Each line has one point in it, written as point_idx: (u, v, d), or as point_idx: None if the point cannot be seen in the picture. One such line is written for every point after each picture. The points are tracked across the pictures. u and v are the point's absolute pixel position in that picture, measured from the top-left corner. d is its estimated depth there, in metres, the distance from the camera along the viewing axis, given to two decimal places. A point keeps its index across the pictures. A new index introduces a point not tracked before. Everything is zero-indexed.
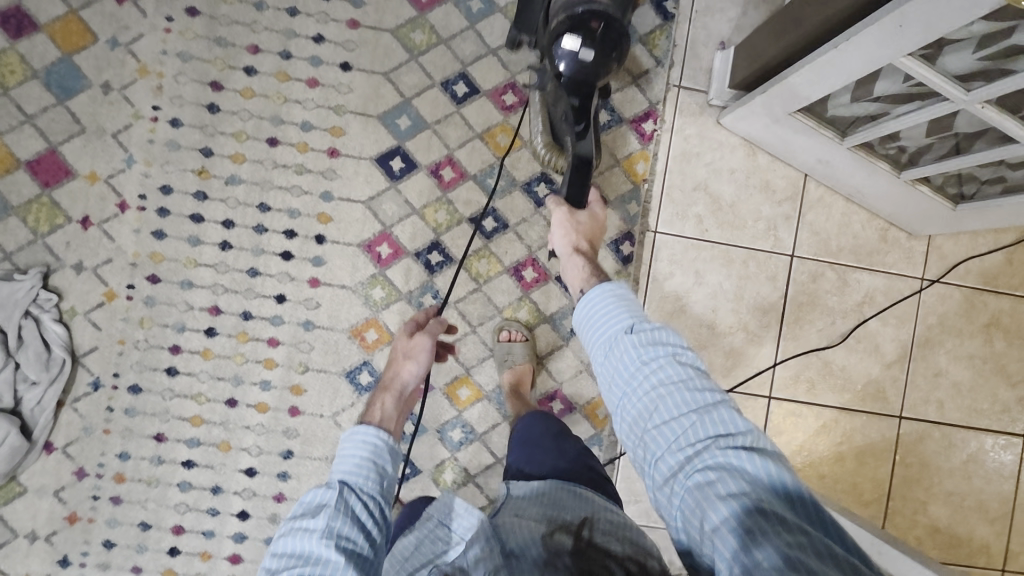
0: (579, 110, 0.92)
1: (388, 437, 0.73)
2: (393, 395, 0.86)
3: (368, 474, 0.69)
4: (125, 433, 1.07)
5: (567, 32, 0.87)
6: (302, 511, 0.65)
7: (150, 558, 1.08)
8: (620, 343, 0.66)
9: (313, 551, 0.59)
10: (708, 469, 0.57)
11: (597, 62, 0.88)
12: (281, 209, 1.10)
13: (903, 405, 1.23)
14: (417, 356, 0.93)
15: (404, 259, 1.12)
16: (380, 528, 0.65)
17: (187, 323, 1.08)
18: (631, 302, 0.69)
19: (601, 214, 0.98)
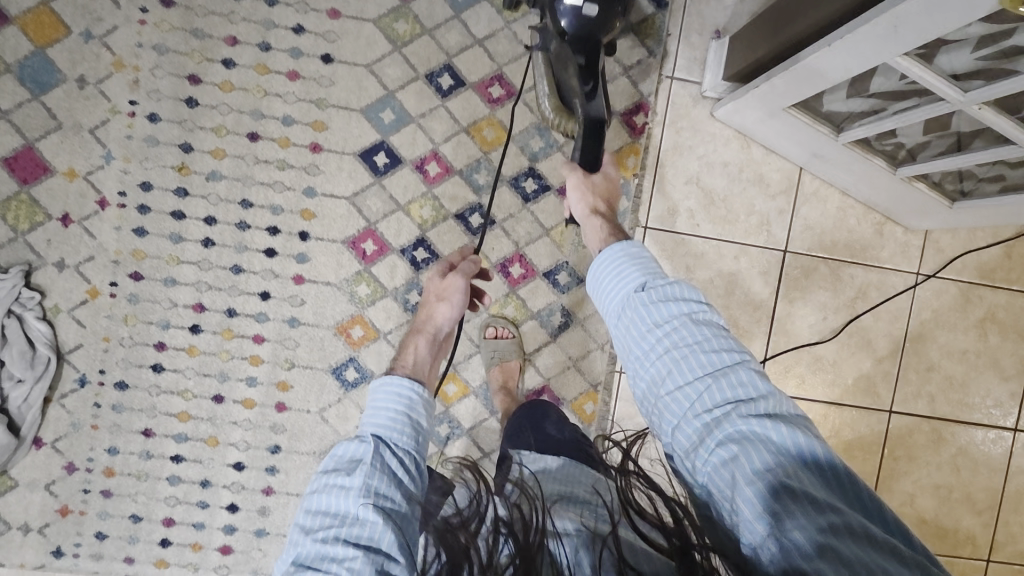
0: (585, 66, 0.85)
1: (423, 388, 0.73)
2: (427, 337, 0.88)
3: (403, 430, 0.69)
4: (113, 428, 1.08)
5: None
6: (336, 465, 0.65)
7: (142, 548, 1.10)
8: (635, 304, 0.66)
9: (349, 511, 0.59)
10: (729, 441, 0.55)
11: (602, 15, 0.84)
12: (264, 205, 1.08)
13: (894, 400, 1.22)
14: (450, 299, 0.91)
15: (390, 255, 1.10)
16: (415, 485, 0.65)
17: (171, 320, 1.08)
18: (643, 259, 0.69)
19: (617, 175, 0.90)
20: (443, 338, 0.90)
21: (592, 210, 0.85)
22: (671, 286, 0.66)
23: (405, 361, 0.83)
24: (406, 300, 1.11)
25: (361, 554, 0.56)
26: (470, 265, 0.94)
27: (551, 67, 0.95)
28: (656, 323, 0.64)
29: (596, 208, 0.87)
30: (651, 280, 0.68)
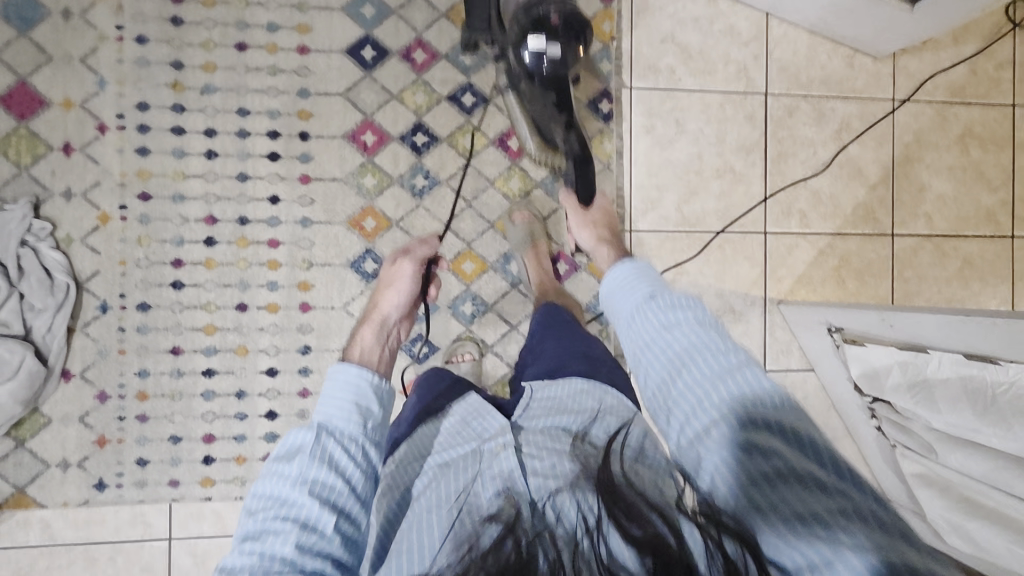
0: (559, 104, 0.94)
1: (372, 375, 0.72)
2: (374, 325, 0.85)
3: (352, 417, 0.67)
4: (141, 351, 1.08)
5: (530, 33, 0.87)
6: (285, 450, 0.63)
7: (185, 470, 1.09)
8: (643, 312, 0.69)
9: (288, 494, 0.58)
10: (725, 441, 0.54)
11: (564, 56, 0.88)
12: (261, 111, 1.10)
13: (894, 224, 1.26)
14: (398, 286, 0.91)
15: (391, 144, 1.13)
16: (364, 474, 0.64)
17: (185, 236, 1.09)
18: (651, 277, 0.74)
19: (609, 205, 1.06)
20: (393, 324, 0.87)
21: (599, 239, 1.00)
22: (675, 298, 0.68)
23: (350, 354, 0.79)
24: (412, 185, 1.13)
25: (294, 535, 0.55)
26: (427, 247, 0.95)
27: (525, 106, 1.03)
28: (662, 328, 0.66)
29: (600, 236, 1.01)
30: (656, 293, 0.71)
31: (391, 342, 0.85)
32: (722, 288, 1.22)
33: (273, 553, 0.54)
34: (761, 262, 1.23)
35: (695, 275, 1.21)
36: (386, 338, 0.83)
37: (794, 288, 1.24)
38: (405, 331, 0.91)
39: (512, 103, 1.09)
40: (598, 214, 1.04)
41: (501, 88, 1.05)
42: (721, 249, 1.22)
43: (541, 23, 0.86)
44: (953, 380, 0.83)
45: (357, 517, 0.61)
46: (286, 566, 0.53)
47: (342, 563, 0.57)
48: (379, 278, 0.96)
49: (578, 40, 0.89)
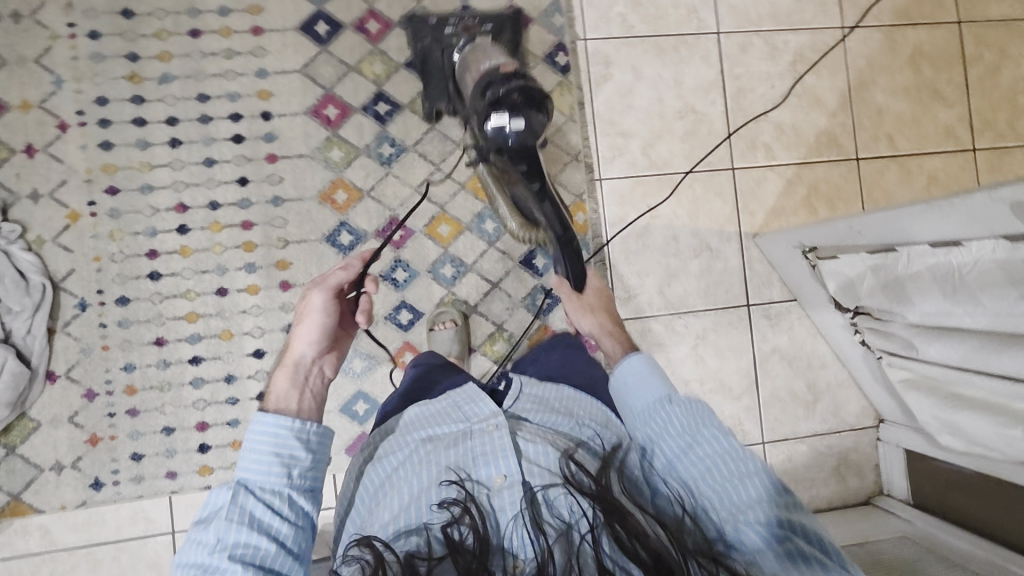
0: (530, 173, 0.85)
1: (294, 421, 0.73)
2: (288, 368, 0.80)
3: (272, 469, 0.70)
4: (125, 345, 1.08)
5: (492, 110, 0.80)
6: (206, 514, 0.68)
7: (182, 460, 1.08)
8: (665, 414, 0.74)
9: (208, 560, 0.63)
10: (755, 528, 0.61)
11: (530, 129, 0.81)
12: (221, 95, 1.11)
13: (858, 147, 1.28)
14: (308, 321, 0.82)
15: (353, 115, 1.13)
16: (288, 522, 0.68)
17: (157, 226, 1.09)
18: (662, 375, 0.79)
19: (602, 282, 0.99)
20: (311, 363, 0.81)
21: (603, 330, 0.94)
22: (696, 407, 0.74)
23: (267, 403, 0.78)
24: (380, 154, 1.14)
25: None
26: (337, 272, 0.82)
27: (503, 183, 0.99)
28: (688, 435, 0.72)
29: (605, 326, 0.94)
30: (674, 393, 0.77)
31: (311, 382, 0.81)
32: (697, 227, 1.23)
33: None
34: (732, 197, 1.24)
35: (669, 216, 1.23)
36: (303, 385, 0.79)
37: (767, 219, 1.25)
38: (332, 363, 0.84)
39: (488, 178, 1.06)
40: (594, 299, 0.96)
41: (473, 165, 1.02)
42: (691, 188, 1.23)
43: (502, 100, 0.80)
44: (923, 272, 0.84)
45: (288, 570, 0.66)
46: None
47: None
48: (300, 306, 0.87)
49: (542, 110, 0.82)
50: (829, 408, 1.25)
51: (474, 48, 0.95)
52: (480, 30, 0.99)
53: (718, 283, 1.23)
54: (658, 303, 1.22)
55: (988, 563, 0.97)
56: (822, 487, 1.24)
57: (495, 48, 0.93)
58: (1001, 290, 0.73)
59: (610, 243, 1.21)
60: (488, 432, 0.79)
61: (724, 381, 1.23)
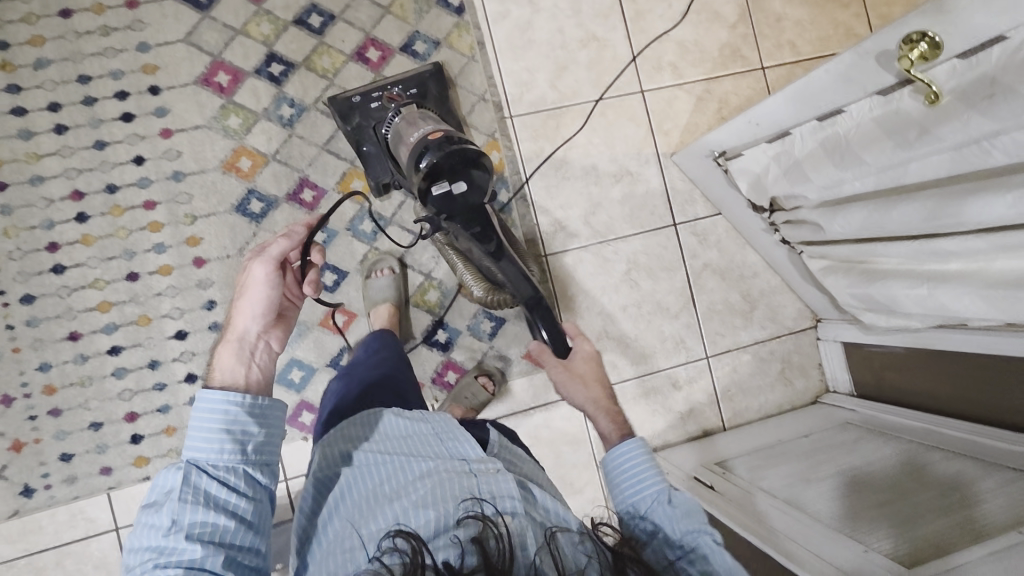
0: (483, 234, 0.84)
1: (244, 396, 0.59)
2: (231, 347, 0.66)
3: (224, 445, 0.56)
4: (37, 344, 1.03)
5: (430, 183, 0.77)
6: (156, 494, 0.55)
7: (115, 454, 1.05)
8: (663, 514, 0.67)
9: (162, 545, 0.52)
10: None
11: (474, 187, 0.79)
12: (103, 74, 1.06)
13: (763, 56, 1.29)
14: (251, 292, 0.69)
15: (246, 80, 1.10)
16: (250, 501, 0.56)
17: (54, 218, 1.04)
18: (656, 468, 0.72)
19: (588, 347, 0.97)
20: (257, 338, 0.68)
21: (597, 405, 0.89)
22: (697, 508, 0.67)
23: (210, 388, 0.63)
24: (280, 116, 1.11)
25: None
26: (278, 237, 0.70)
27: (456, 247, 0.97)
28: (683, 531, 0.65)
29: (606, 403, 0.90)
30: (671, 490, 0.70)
31: (261, 360, 0.67)
32: (614, 153, 1.23)
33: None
34: (645, 119, 1.25)
35: (584, 146, 1.22)
36: (251, 360, 0.66)
37: (683, 138, 1.26)
38: (281, 338, 0.71)
39: (447, 246, 1.07)
40: (581, 365, 0.95)
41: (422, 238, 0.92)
42: (603, 115, 1.23)
43: (435, 170, 0.77)
44: (815, 148, 0.86)
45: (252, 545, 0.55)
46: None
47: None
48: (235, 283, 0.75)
49: (483, 167, 0.79)
50: (766, 314, 1.27)
51: (404, 117, 0.96)
52: (403, 98, 1.05)
53: (642, 207, 1.24)
54: (586, 234, 1.21)
55: (920, 429, 1.01)
56: (769, 393, 1.26)
57: (423, 112, 0.96)
58: (879, 145, 0.75)
59: (531, 179, 1.20)
60: (492, 474, 0.67)
61: (660, 303, 1.23)
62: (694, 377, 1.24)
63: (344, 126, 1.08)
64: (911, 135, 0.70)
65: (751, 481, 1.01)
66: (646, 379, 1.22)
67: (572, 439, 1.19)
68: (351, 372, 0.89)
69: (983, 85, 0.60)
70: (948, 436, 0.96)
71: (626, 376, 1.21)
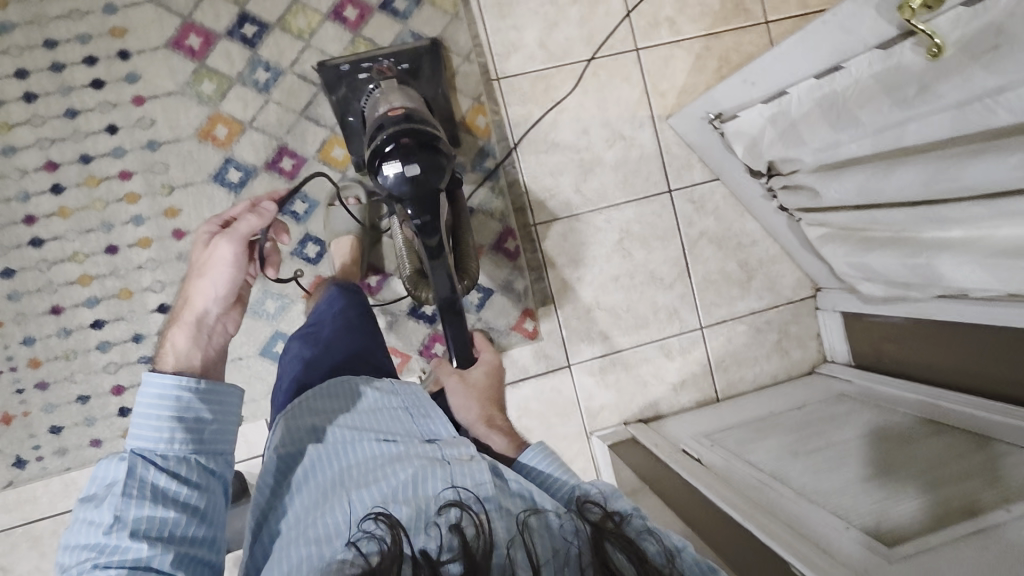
0: (426, 226, 0.76)
1: (197, 382, 0.60)
2: (188, 327, 0.68)
3: (175, 435, 0.58)
4: (20, 318, 1.02)
5: (382, 161, 0.73)
6: (97, 488, 0.56)
7: (104, 427, 1.05)
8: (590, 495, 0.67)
9: (104, 543, 0.52)
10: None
11: (427, 170, 0.73)
12: (69, 38, 1.02)
13: (767, 10, 1.22)
14: (212, 274, 0.71)
15: (219, 43, 1.06)
16: (199, 491, 0.58)
17: (29, 189, 1.02)
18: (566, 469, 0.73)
19: (492, 358, 0.95)
20: (215, 320, 0.70)
21: (489, 420, 0.86)
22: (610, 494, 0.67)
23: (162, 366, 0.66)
24: (256, 81, 1.07)
25: None
26: (249, 220, 0.72)
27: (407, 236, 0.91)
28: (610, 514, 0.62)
29: (489, 417, 0.87)
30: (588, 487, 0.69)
31: (216, 343, 0.69)
32: (606, 116, 1.18)
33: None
34: (640, 79, 1.18)
35: (576, 109, 1.17)
36: (207, 342, 0.68)
37: (680, 99, 1.20)
38: (237, 322, 0.73)
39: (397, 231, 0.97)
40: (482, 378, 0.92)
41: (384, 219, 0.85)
42: (596, 76, 1.17)
43: (390, 146, 0.73)
44: (812, 109, 0.81)
45: (201, 538, 0.57)
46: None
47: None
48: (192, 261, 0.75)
49: (438, 152, 0.74)
50: (764, 284, 1.23)
51: (385, 94, 0.93)
52: (394, 75, 1.01)
53: (636, 173, 1.19)
54: (577, 201, 1.17)
55: (920, 404, 0.98)
56: (765, 364, 1.24)
57: (404, 91, 0.93)
58: (876, 104, 0.70)
59: (519, 145, 1.15)
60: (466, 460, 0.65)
61: (654, 272, 1.20)
62: (688, 348, 1.21)
63: (330, 98, 1.04)
64: (909, 92, 0.65)
65: (738, 454, 0.99)
66: (637, 349, 1.20)
67: (563, 411, 1.18)
68: (316, 338, 0.86)
69: (989, 35, 0.55)
70: (947, 413, 0.93)
71: (618, 347, 1.19)
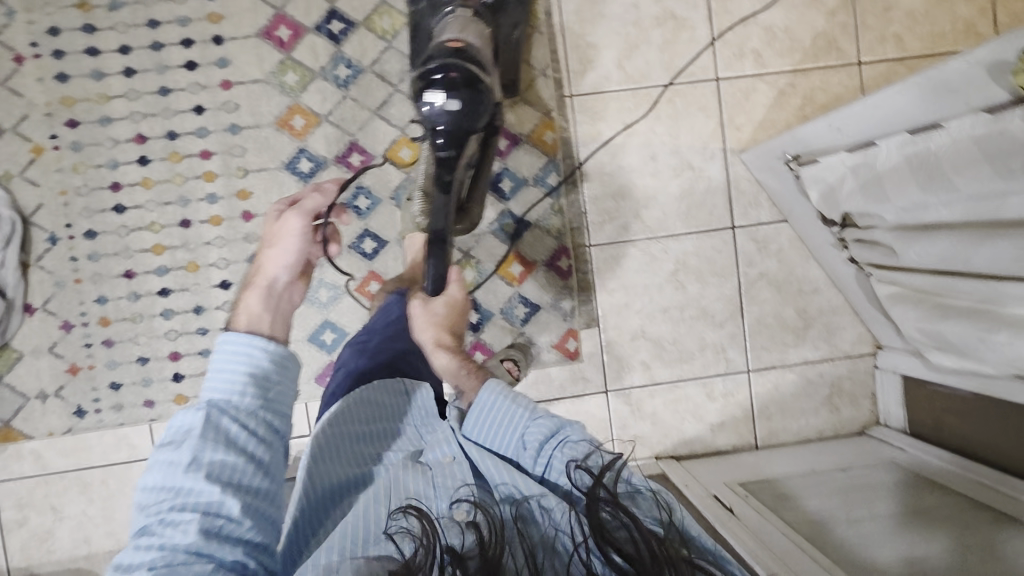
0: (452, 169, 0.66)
1: (267, 341, 0.65)
2: (259, 290, 0.74)
3: (246, 389, 0.61)
4: (96, 278, 1.09)
5: (425, 88, 0.65)
6: (171, 436, 0.58)
7: (158, 390, 1.11)
8: (533, 433, 0.66)
9: (180, 484, 0.54)
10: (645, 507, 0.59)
11: (470, 110, 0.65)
12: (170, 20, 1.08)
13: (861, 50, 1.16)
14: (281, 245, 0.81)
15: (306, 36, 1.09)
16: (266, 445, 0.60)
17: (119, 158, 1.08)
18: (509, 401, 0.67)
19: (460, 293, 0.86)
20: (283, 286, 0.77)
21: (436, 345, 0.81)
22: (563, 429, 0.66)
23: (236, 324, 0.70)
24: (337, 76, 1.10)
25: (196, 525, 0.53)
26: (312, 198, 0.84)
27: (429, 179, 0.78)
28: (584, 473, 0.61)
29: (441, 340, 0.82)
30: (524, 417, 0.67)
31: (282, 305, 0.75)
32: (677, 145, 1.15)
33: (175, 544, 0.51)
34: (716, 110, 1.15)
35: (646, 134, 1.15)
36: (276, 304, 0.73)
37: (756, 134, 1.16)
38: (300, 293, 0.80)
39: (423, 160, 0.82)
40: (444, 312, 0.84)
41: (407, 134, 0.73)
42: (671, 103, 1.15)
43: (437, 73, 0.65)
44: (901, 165, 0.75)
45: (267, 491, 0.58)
46: (193, 554, 0.51)
47: (257, 540, 0.56)
48: (264, 238, 0.85)
49: (486, 93, 0.65)
50: (821, 334, 1.18)
51: (456, 23, 0.76)
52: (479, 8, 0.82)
53: (701, 205, 1.16)
54: (636, 227, 1.15)
55: (976, 486, 0.92)
56: (812, 418, 1.19)
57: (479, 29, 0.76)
58: (976, 171, 0.63)
59: (583, 165, 1.14)
60: (448, 464, 0.67)
61: (706, 308, 1.17)
62: (731, 390, 1.18)
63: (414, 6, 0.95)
64: (1018, 164, 0.59)
65: (771, 509, 0.97)
66: (677, 386, 1.17)
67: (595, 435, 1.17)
68: (366, 349, 0.87)
69: None
70: (1005, 501, 0.87)
71: (658, 380, 1.17)
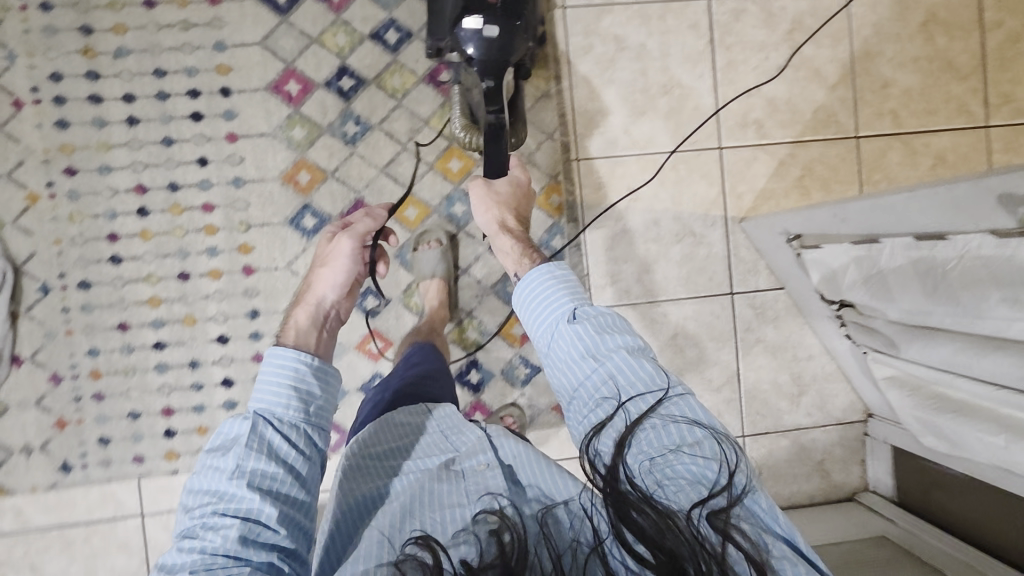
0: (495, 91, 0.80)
1: (312, 358, 0.67)
2: (308, 309, 0.81)
3: (290, 402, 0.64)
4: (88, 330, 1.06)
5: (465, 14, 0.78)
6: (219, 442, 0.60)
7: (149, 445, 1.08)
8: (580, 327, 0.65)
9: (224, 490, 0.56)
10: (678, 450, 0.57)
11: (506, 35, 0.78)
12: (177, 70, 1.06)
13: (859, 124, 1.19)
14: (332, 266, 0.86)
15: (316, 91, 1.09)
16: (305, 456, 0.62)
17: (117, 208, 1.06)
18: (569, 282, 0.69)
19: (522, 177, 0.98)
20: (330, 304, 0.83)
21: (500, 226, 0.91)
22: (614, 321, 0.66)
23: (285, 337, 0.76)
24: (344, 132, 1.10)
25: (236, 532, 0.54)
26: (363, 226, 0.90)
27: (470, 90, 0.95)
28: (604, 427, 0.59)
29: (504, 221, 0.93)
30: (581, 307, 0.68)
31: (328, 325, 0.82)
32: (679, 211, 1.17)
33: (215, 548, 0.53)
34: (718, 178, 1.17)
35: (650, 200, 1.16)
36: (321, 323, 0.80)
37: (756, 203, 1.18)
38: (347, 309, 0.87)
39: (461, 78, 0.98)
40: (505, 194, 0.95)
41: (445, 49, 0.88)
42: (675, 169, 1.16)
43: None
44: (906, 266, 0.77)
45: (303, 502, 0.60)
46: (231, 559, 0.53)
47: (291, 548, 0.57)
48: (316, 254, 0.91)
49: (522, 18, 0.79)
50: (814, 401, 1.20)
51: None
52: None
53: (700, 271, 1.17)
54: (637, 291, 1.17)
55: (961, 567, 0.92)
56: (803, 483, 1.21)
57: None
58: (984, 290, 0.66)
59: (587, 227, 1.15)
60: (480, 471, 0.69)
61: (704, 373, 1.18)
62: None
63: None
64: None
65: None
66: None
67: None
68: (387, 385, 0.87)
69: None
70: None
71: None
